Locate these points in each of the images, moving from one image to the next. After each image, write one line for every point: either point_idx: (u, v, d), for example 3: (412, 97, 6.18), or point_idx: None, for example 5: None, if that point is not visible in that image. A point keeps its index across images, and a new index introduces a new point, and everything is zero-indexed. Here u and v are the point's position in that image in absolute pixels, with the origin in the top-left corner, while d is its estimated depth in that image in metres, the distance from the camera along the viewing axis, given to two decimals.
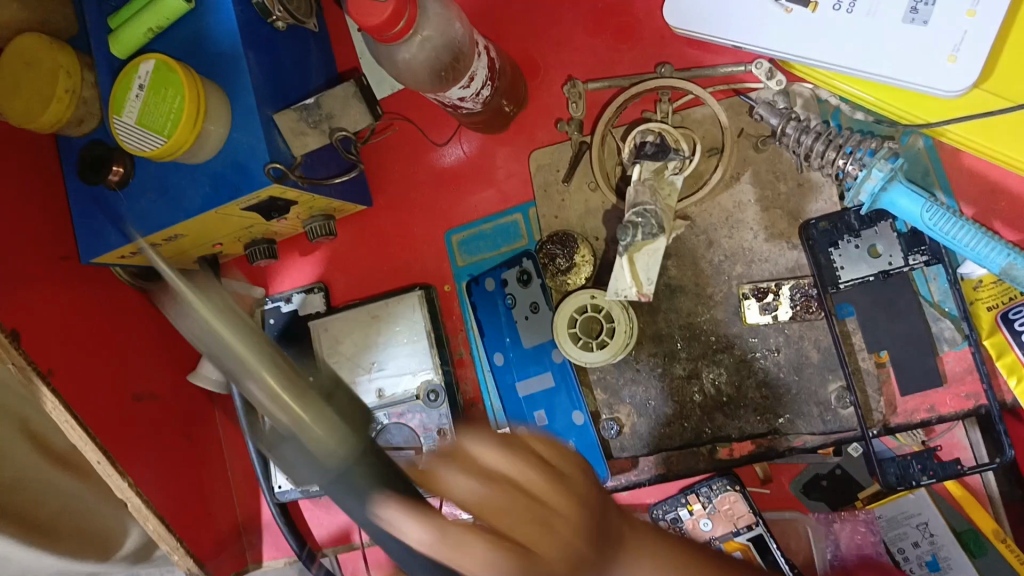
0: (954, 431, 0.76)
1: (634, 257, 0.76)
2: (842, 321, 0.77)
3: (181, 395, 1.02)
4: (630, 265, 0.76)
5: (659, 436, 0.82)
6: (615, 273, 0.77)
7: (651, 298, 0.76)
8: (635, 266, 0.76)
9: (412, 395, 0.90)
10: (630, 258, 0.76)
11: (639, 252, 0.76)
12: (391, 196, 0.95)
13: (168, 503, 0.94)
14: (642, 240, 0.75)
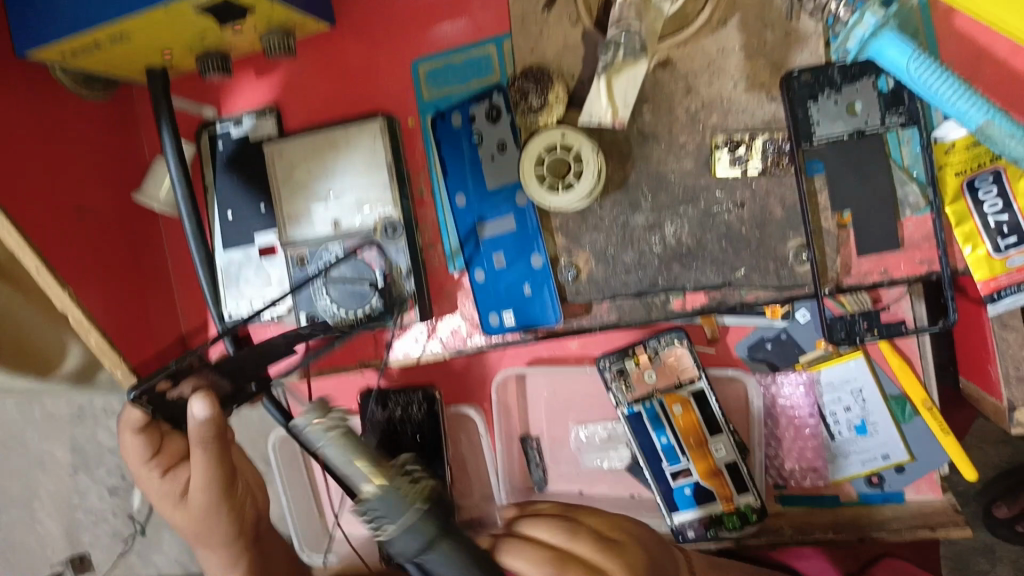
0: (901, 298, 0.79)
1: (612, 81, 0.74)
2: (810, 178, 0.76)
3: (124, 209, 0.98)
4: (606, 88, 0.73)
5: (616, 282, 0.82)
6: (591, 98, 0.74)
7: (625, 120, 0.75)
8: (612, 90, 0.73)
9: (370, 227, 0.88)
10: (607, 82, 0.73)
11: (617, 76, 0.73)
12: (357, 18, 0.89)
13: (108, 318, 0.92)
14: (625, 60, 0.73)
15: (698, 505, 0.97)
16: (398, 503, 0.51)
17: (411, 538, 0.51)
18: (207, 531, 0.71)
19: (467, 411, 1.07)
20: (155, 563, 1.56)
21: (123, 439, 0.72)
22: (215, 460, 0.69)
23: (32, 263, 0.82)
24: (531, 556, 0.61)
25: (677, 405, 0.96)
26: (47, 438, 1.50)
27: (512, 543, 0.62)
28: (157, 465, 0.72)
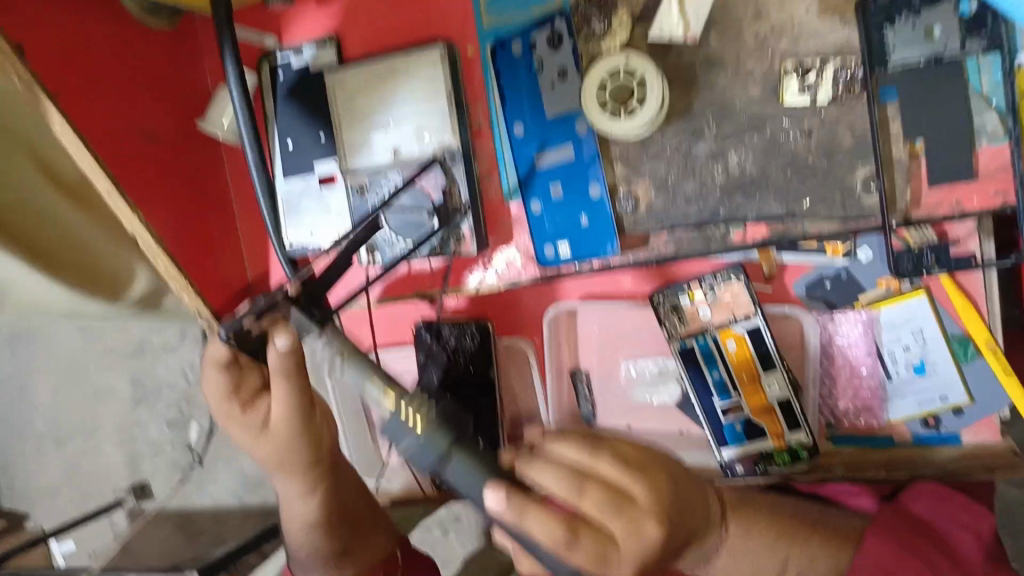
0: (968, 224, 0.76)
1: None
2: (883, 106, 0.73)
3: (187, 135, 1.00)
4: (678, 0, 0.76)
5: (675, 212, 0.81)
6: (662, 9, 0.76)
7: (696, 39, 0.77)
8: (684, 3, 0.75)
9: (428, 155, 0.88)
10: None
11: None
12: None
13: (174, 242, 0.94)
14: None
15: (748, 441, 0.97)
16: (406, 433, 0.64)
17: (427, 451, 0.64)
18: (290, 454, 0.75)
19: (519, 345, 1.09)
20: (213, 492, 1.61)
21: (207, 374, 0.74)
22: (294, 392, 0.73)
23: (101, 184, 0.85)
24: (552, 476, 0.63)
25: (731, 341, 0.95)
26: (112, 367, 1.58)
27: (533, 462, 0.65)
28: (237, 400, 0.75)
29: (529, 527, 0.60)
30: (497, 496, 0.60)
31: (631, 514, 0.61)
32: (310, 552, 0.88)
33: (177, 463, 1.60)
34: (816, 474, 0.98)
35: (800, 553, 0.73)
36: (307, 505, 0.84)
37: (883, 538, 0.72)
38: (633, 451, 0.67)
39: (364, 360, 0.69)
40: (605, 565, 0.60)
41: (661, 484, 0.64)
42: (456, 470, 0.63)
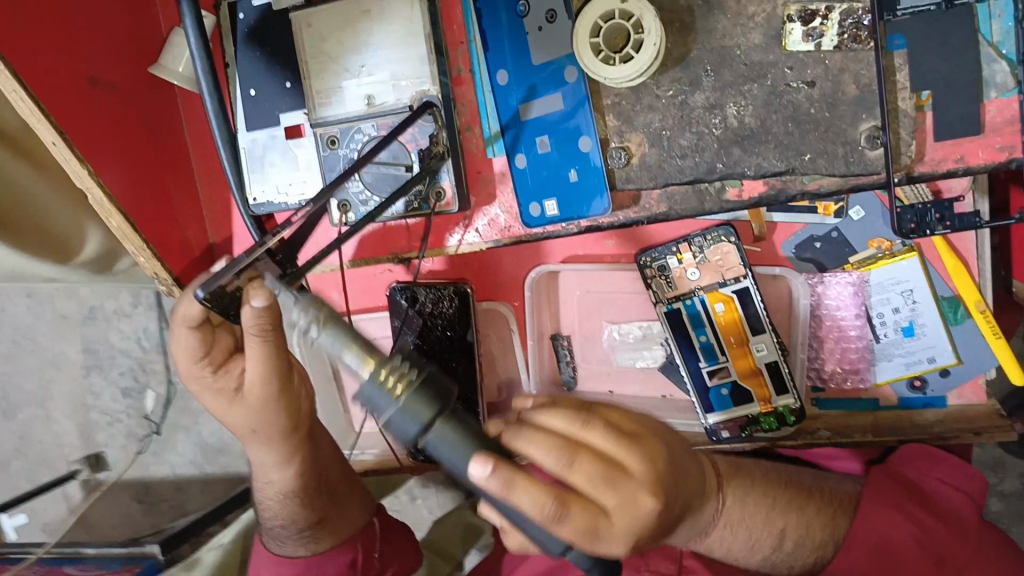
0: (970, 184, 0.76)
1: None
2: (890, 55, 0.70)
3: (141, 82, 0.92)
4: None
5: (670, 167, 0.77)
6: None
7: None
8: None
9: (405, 106, 0.82)
10: None
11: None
12: None
13: (126, 196, 0.87)
14: None
15: (735, 406, 0.95)
16: (384, 397, 0.60)
17: (407, 419, 0.59)
18: (266, 424, 0.73)
19: (498, 309, 1.04)
20: (170, 462, 1.52)
21: (175, 334, 0.69)
22: (270, 353, 0.68)
23: (46, 134, 0.78)
24: (543, 446, 0.61)
25: (719, 303, 0.93)
26: (60, 336, 1.51)
27: (522, 431, 0.62)
28: (209, 363, 0.71)
29: (517, 500, 0.57)
30: (483, 467, 0.56)
31: (623, 489, 0.59)
32: (285, 522, 0.85)
33: (132, 433, 1.53)
34: (801, 439, 0.95)
35: (797, 522, 0.72)
36: (283, 475, 0.81)
37: (879, 503, 0.72)
38: (625, 419, 0.65)
39: (347, 333, 0.62)
40: (594, 538, 0.59)
41: (655, 456, 0.62)
42: (438, 437, 0.59)
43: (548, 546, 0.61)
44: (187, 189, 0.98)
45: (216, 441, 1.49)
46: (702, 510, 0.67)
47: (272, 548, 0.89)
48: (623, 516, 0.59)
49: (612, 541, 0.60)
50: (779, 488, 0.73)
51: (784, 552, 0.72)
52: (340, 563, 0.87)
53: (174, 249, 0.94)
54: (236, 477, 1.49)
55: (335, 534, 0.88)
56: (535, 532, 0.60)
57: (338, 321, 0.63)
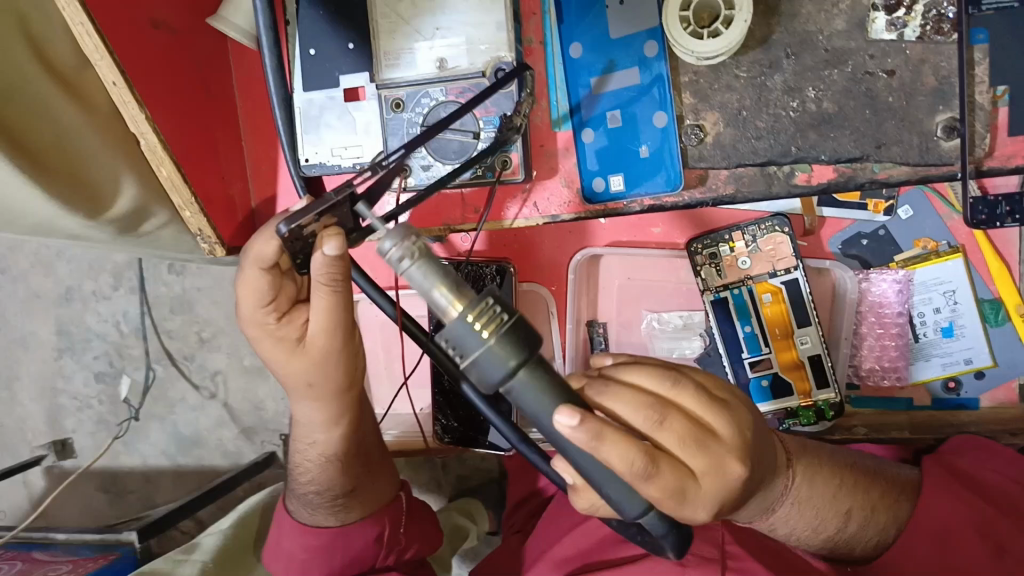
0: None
1: None
2: (971, 48, 0.71)
3: (195, 32, 0.90)
4: None
5: (744, 148, 0.78)
6: None
7: None
8: None
9: (478, 71, 0.82)
10: None
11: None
12: None
13: (178, 144, 0.85)
14: None
15: (776, 398, 0.95)
16: (472, 339, 0.48)
17: (495, 364, 0.48)
18: (324, 378, 0.70)
19: (536, 291, 1.03)
20: (142, 452, 1.46)
21: (245, 274, 0.65)
22: (337, 307, 0.65)
23: (107, 74, 0.75)
24: (630, 402, 0.53)
25: (768, 294, 0.94)
26: (33, 318, 1.46)
27: (606, 385, 0.54)
28: (273, 309, 0.68)
29: (604, 456, 0.49)
30: (572, 418, 0.48)
31: (714, 452, 0.53)
32: (319, 488, 0.81)
33: (105, 420, 1.47)
34: (839, 433, 0.96)
35: (862, 504, 0.72)
36: (328, 435, 0.78)
37: (935, 491, 0.73)
38: (711, 386, 0.58)
39: (439, 265, 0.50)
40: (680, 500, 0.52)
41: (744, 423, 0.56)
42: (527, 387, 0.49)
43: (622, 508, 0.52)
44: (232, 147, 0.95)
45: (190, 431, 1.44)
46: (771, 488, 0.65)
47: (297, 515, 0.85)
48: (710, 480, 0.53)
49: (697, 506, 0.54)
50: (845, 471, 0.74)
51: (847, 534, 0.73)
52: (367, 536, 0.83)
53: (217, 205, 0.92)
54: (209, 470, 1.44)
55: (364, 506, 0.84)
56: (610, 492, 0.52)
57: (429, 253, 0.50)
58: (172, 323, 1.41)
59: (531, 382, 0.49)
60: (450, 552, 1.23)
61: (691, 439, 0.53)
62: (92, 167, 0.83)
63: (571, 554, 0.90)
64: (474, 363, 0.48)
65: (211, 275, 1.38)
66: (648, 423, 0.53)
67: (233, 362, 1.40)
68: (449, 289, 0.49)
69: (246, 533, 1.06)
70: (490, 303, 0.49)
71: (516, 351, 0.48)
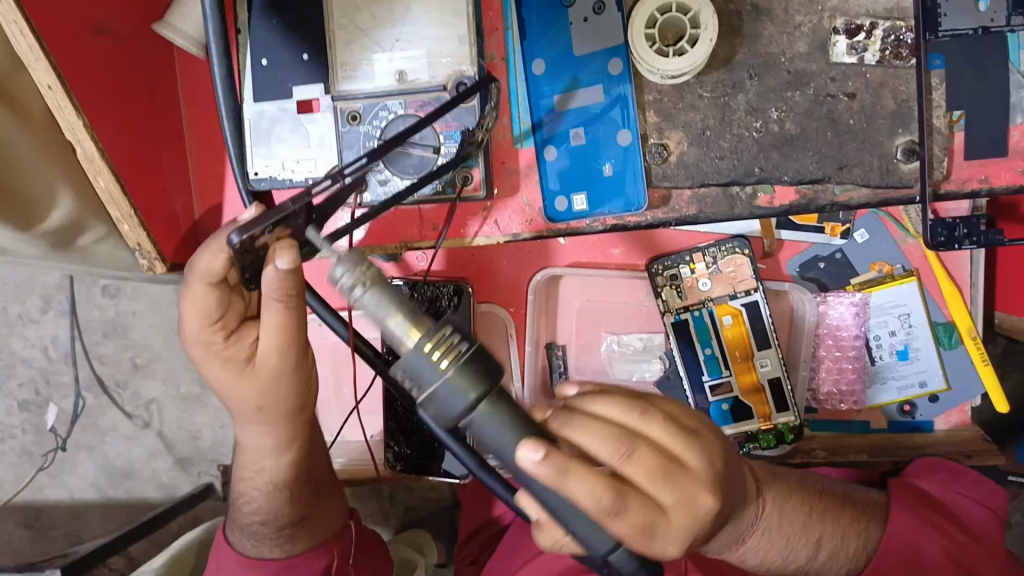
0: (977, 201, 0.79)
1: None
2: (929, 73, 0.72)
3: (139, 39, 0.85)
4: None
5: (708, 167, 0.77)
6: None
7: None
8: None
9: (439, 85, 0.80)
10: None
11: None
12: None
13: (118, 155, 0.80)
14: None
15: (735, 421, 0.94)
16: (429, 370, 0.44)
17: (455, 399, 0.44)
18: (275, 401, 0.66)
19: (493, 311, 1.00)
20: (69, 485, 1.37)
21: (191, 291, 0.62)
22: (289, 324, 0.60)
23: (43, 77, 0.70)
24: (597, 434, 0.47)
25: (728, 316, 0.93)
26: None
27: (572, 416, 0.48)
28: (222, 327, 0.64)
29: (570, 491, 0.44)
30: (536, 452, 0.43)
31: (684, 486, 0.48)
32: (265, 518, 0.76)
33: (28, 451, 1.38)
34: (798, 457, 0.94)
35: (831, 531, 0.71)
36: (278, 462, 0.73)
37: (909, 513, 0.72)
38: (680, 412, 0.53)
39: (395, 291, 0.46)
40: (650, 537, 0.47)
41: (714, 453, 0.51)
42: (489, 422, 0.45)
43: (590, 546, 0.48)
44: (177, 160, 0.91)
45: (121, 463, 1.36)
46: (744, 513, 0.62)
47: (238, 547, 0.79)
48: (680, 515, 0.48)
49: (667, 543, 0.48)
50: (814, 498, 0.72)
51: (818, 562, 0.72)
52: (315, 568, 0.78)
53: (158, 220, 0.86)
54: (141, 503, 1.36)
55: (313, 537, 0.79)
56: (577, 528, 0.47)
57: (386, 280, 0.46)
58: (103, 349, 1.33)
59: (493, 416, 0.45)
60: None
61: (660, 473, 0.47)
62: (24, 180, 0.77)
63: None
64: (432, 394, 0.44)
65: (147, 297, 1.31)
66: (616, 455, 0.47)
67: (169, 389, 1.33)
68: (406, 318, 0.45)
69: (179, 568, 0.99)
70: (449, 332, 0.45)
71: (478, 386, 0.44)
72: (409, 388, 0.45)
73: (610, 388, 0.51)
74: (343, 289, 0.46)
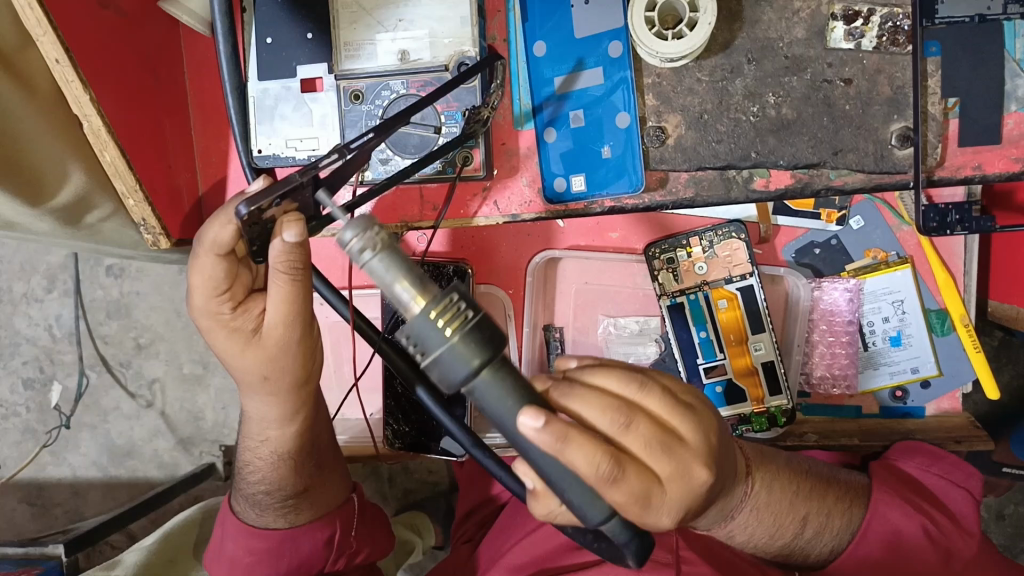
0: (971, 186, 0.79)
1: None
2: (924, 60, 0.73)
3: (147, 16, 0.86)
4: None
5: (705, 151, 0.78)
6: None
7: None
8: None
9: (441, 65, 0.81)
10: None
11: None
12: None
13: (124, 130, 0.82)
14: None
15: (729, 404, 0.95)
16: (435, 335, 0.44)
17: (459, 365, 0.44)
18: (279, 373, 0.67)
19: (491, 292, 1.01)
20: (71, 463, 1.39)
21: (199, 262, 0.63)
22: (294, 296, 0.62)
23: (50, 50, 0.72)
24: (595, 404, 0.48)
25: (723, 300, 0.94)
26: None
27: (572, 387, 0.49)
28: (229, 298, 0.65)
29: (569, 459, 0.45)
30: (537, 420, 0.44)
31: (683, 459, 0.49)
32: (270, 488, 0.78)
33: (32, 429, 1.40)
34: (790, 440, 0.95)
35: (818, 509, 0.73)
36: (281, 433, 0.75)
37: (890, 499, 0.74)
38: (678, 387, 0.54)
39: (404, 257, 0.46)
40: (645, 507, 0.48)
41: (709, 427, 0.52)
42: (491, 390, 0.45)
43: (584, 516, 0.47)
44: (182, 138, 0.92)
45: (124, 442, 1.37)
46: (733, 493, 0.64)
47: (243, 517, 0.81)
48: (677, 487, 0.49)
49: (662, 514, 0.49)
50: (801, 478, 0.73)
51: (803, 540, 0.73)
52: (316, 539, 0.80)
53: (163, 195, 0.88)
54: (143, 482, 1.37)
55: (314, 508, 0.81)
56: (573, 498, 0.47)
57: (395, 246, 0.46)
58: (108, 328, 1.35)
59: (495, 384, 0.45)
60: (395, 564, 1.19)
61: (656, 444, 0.49)
62: (37, 155, 0.79)
63: (523, 561, 0.88)
64: (437, 361, 0.44)
65: (151, 278, 1.33)
66: (614, 426, 0.48)
67: (171, 368, 1.34)
68: (413, 283, 0.45)
69: (177, 541, 1.00)
70: (454, 298, 0.45)
71: (482, 354, 0.44)
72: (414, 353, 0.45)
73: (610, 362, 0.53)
74: (349, 252, 0.46)
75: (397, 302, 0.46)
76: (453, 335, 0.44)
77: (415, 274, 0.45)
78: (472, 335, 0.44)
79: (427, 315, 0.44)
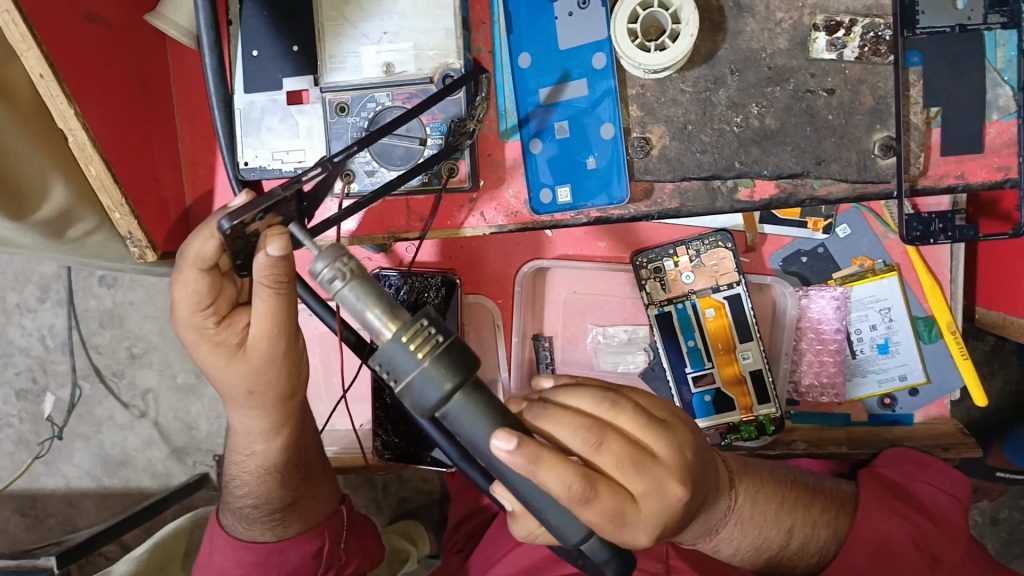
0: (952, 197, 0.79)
1: None
2: (906, 70, 0.74)
3: (134, 31, 0.87)
4: None
5: (689, 161, 0.78)
6: None
7: None
8: None
9: (426, 77, 0.81)
10: None
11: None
12: None
13: (111, 145, 0.81)
14: None
15: (717, 413, 0.95)
16: (407, 361, 0.45)
17: (432, 389, 0.45)
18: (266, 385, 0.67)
19: (480, 302, 1.02)
20: (65, 473, 1.38)
21: (183, 275, 0.63)
22: (277, 311, 0.62)
23: (35, 66, 0.71)
24: (567, 424, 0.49)
25: (710, 309, 0.95)
26: None
27: (545, 408, 0.50)
28: (212, 313, 0.65)
29: (540, 479, 0.45)
30: (508, 442, 0.44)
31: (655, 476, 0.49)
32: (257, 501, 0.78)
33: (25, 440, 1.39)
34: (778, 448, 0.95)
35: (804, 519, 0.73)
36: (267, 446, 0.74)
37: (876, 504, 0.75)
38: (653, 405, 0.54)
39: (374, 285, 0.47)
40: (619, 525, 0.48)
41: (684, 443, 0.52)
42: (465, 413, 0.46)
43: (561, 535, 0.48)
44: (169, 152, 0.92)
45: (117, 452, 1.37)
46: (718, 504, 0.64)
47: (230, 530, 0.80)
48: (651, 505, 0.49)
49: (639, 531, 0.49)
50: (786, 487, 0.74)
51: (790, 551, 0.73)
52: (305, 551, 0.80)
53: (151, 211, 0.88)
54: (136, 492, 1.37)
55: (302, 521, 0.81)
56: (549, 519, 0.48)
57: (367, 275, 0.46)
58: (101, 338, 1.35)
59: (467, 406, 0.46)
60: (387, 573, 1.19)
61: (630, 463, 0.49)
62: (16, 168, 0.78)
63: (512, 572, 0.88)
64: (407, 385, 0.45)
65: (144, 288, 1.33)
66: (586, 444, 0.48)
67: (164, 379, 1.34)
68: (384, 311, 0.46)
69: (167, 554, 1.00)
70: (426, 323, 0.45)
71: (455, 379, 0.45)
72: (389, 380, 0.46)
73: (585, 381, 0.53)
74: (320, 283, 0.47)
75: (370, 330, 0.46)
76: (425, 361, 0.44)
77: (385, 303, 0.46)
78: (443, 359, 0.45)
79: (399, 343, 0.45)
